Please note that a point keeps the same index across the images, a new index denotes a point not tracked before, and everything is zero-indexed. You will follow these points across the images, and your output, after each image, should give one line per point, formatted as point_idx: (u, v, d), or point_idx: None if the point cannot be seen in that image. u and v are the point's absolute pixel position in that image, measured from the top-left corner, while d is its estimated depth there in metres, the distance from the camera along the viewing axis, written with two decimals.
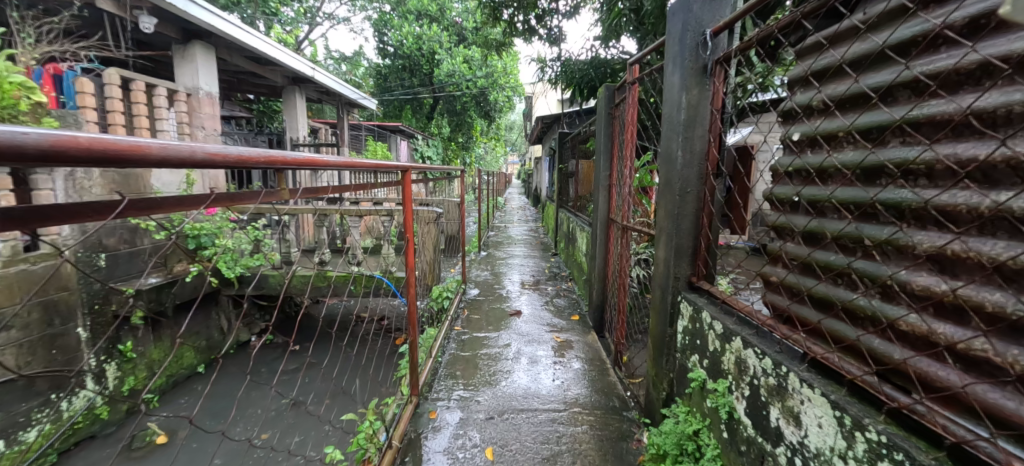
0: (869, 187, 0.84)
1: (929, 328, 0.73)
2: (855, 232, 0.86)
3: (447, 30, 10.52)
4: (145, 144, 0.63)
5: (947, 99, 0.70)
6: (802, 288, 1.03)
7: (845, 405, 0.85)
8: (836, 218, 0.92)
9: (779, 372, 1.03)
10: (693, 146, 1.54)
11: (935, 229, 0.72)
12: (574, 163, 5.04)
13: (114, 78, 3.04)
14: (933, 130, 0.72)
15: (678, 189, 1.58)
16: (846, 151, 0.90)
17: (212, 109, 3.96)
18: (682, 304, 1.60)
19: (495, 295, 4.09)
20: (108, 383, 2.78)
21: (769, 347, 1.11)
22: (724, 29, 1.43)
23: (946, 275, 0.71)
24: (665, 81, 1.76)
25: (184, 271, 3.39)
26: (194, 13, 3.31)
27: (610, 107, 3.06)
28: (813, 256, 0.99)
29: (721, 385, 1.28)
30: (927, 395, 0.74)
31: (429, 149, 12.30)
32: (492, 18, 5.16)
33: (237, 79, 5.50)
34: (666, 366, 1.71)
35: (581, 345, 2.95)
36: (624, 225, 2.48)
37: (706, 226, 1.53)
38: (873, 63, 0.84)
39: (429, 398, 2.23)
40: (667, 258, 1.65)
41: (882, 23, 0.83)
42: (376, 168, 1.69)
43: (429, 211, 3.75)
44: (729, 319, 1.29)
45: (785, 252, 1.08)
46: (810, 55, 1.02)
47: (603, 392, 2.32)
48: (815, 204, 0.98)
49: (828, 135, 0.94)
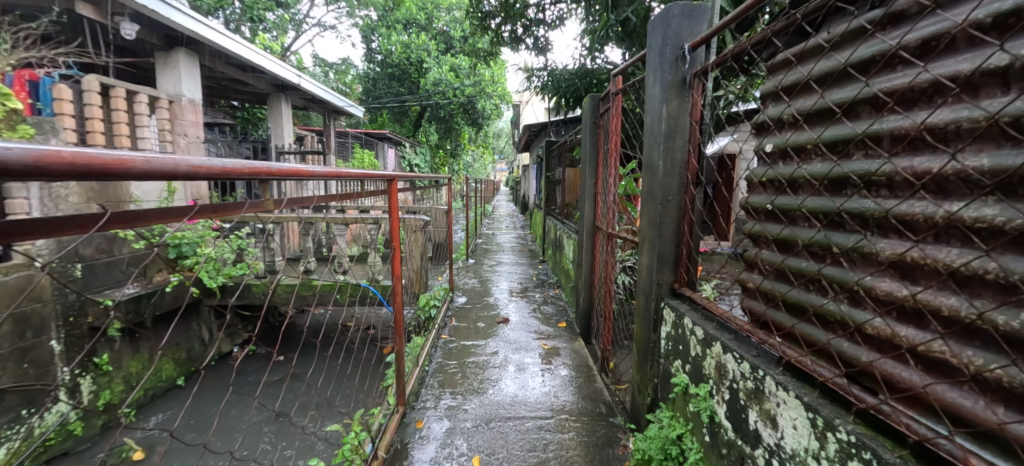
0: (835, 197, 0.88)
1: (893, 331, 0.77)
2: (825, 240, 0.91)
3: (435, 39, 10.65)
4: (129, 158, 0.63)
5: (904, 115, 0.74)
6: (777, 293, 1.06)
7: (817, 407, 0.88)
8: (807, 226, 0.97)
9: (756, 375, 1.06)
10: (673, 155, 1.59)
11: (896, 236, 0.76)
12: (561, 170, 5.14)
13: (93, 84, 2.99)
14: (892, 144, 0.76)
15: (659, 197, 1.62)
16: (814, 162, 0.94)
17: (195, 116, 3.93)
18: (665, 310, 1.64)
19: (483, 303, 4.11)
20: (82, 397, 2.71)
21: (747, 351, 1.14)
22: (701, 44, 1.47)
23: (907, 281, 0.75)
24: (646, 92, 1.81)
25: (163, 280, 3.36)
26: (177, 20, 3.29)
27: (594, 116, 3.10)
28: (786, 263, 1.03)
29: (702, 389, 1.31)
30: (892, 396, 0.77)
31: (418, 156, 12.14)
32: (479, 28, 5.24)
33: (222, 86, 5.46)
34: (650, 371, 1.74)
35: (568, 352, 2.97)
36: (610, 232, 2.54)
37: (687, 233, 1.57)
38: (837, 79, 0.88)
39: (416, 407, 2.22)
40: (650, 265, 1.70)
41: (844, 42, 0.87)
42: (363, 177, 1.67)
43: (417, 219, 3.76)
44: (709, 324, 1.33)
45: (761, 259, 1.12)
46: (779, 70, 1.06)
47: (590, 398, 2.34)
48: (787, 212, 1.02)
49: (797, 147, 0.98)
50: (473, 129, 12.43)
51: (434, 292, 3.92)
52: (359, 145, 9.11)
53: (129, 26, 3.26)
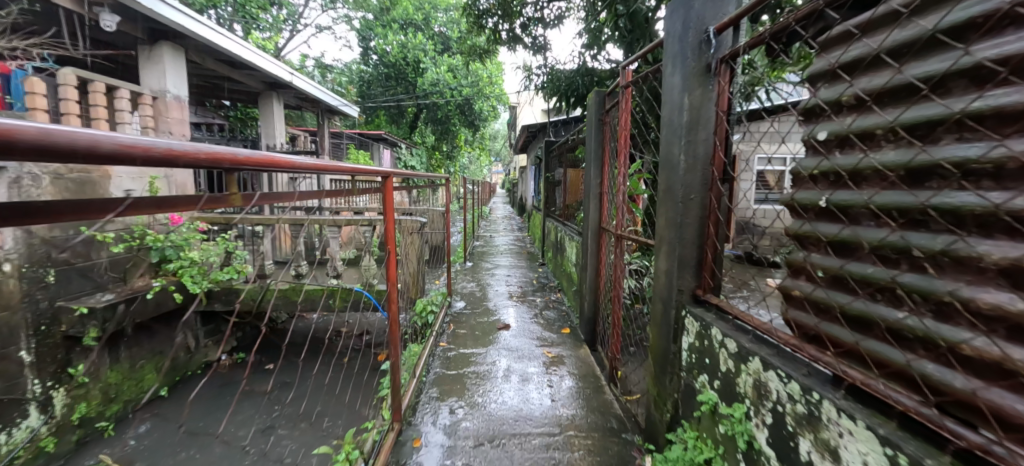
0: (916, 190, 0.74)
1: (1003, 354, 0.63)
2: (901, 242, 0.76)
3: (431, 40, 10.55)
4: (8, 127, 0.49)
5: (1020, 87, 0.60)
6: (833, 304, 0.92)
7: (898, 442, 0.74)
8: (874, 225, 0.82)
9: (810, 398, 0.92)
10: (696, 150, 1.45)
11: (1005, 237, 0.63)
12: (561, 171, 5.02)
13: (70, 78, 2.89)
14: (1001, 124, 0.63)
15: (681, 195, 1.49)
16: (885, 151, 0.79)
17: (181, 113, 3.80)
18: (687, 319, 1.50)
19: (482, 308, 3.95)
20: (55, 411, 2.64)
21: (795, 370, 1.00)
22: (729, 26, 1.33)
23: (1022, 292, 0.61)
24: (664, 82, 1.66)
25: (145, 286, 3.20)
26: (160, 11, 3.13)
27: (600, 113, 2.94)
28: (846, 268, 0.88)
29: (738, 410, 1.17)
30: (1003, 434, 0.63)
31: (413, 157, 11.63)
32: (476, 27, 5.14)
33: (211, 84, 5.32)
34: (670, 385, 1.60)
35: (573, 360, 2.81)
36: (618, 234, 2.41)
37: (712, 234, 1.44)
38: (918, 51, 0.74)
39: (412, 424, 2.07)
40: (669, 270, 1.57)
41: (929, 6, 0.73)
42: (356, 171, 1.51)
43: (413, 221, 3.63)
44: (744, 337, 1.19)
45: (810, 264, 0.98)
46: (836, 46, 0.91)
47: (599, 412, 2.19)
48: (847, 211, 0.88)
49: (863, 133, 0.83)
50: (469, 132, 12.32)
51: (431, 297, 3.79)
52: (353, 146, 8.98)
53: (110, 17, 3.11)
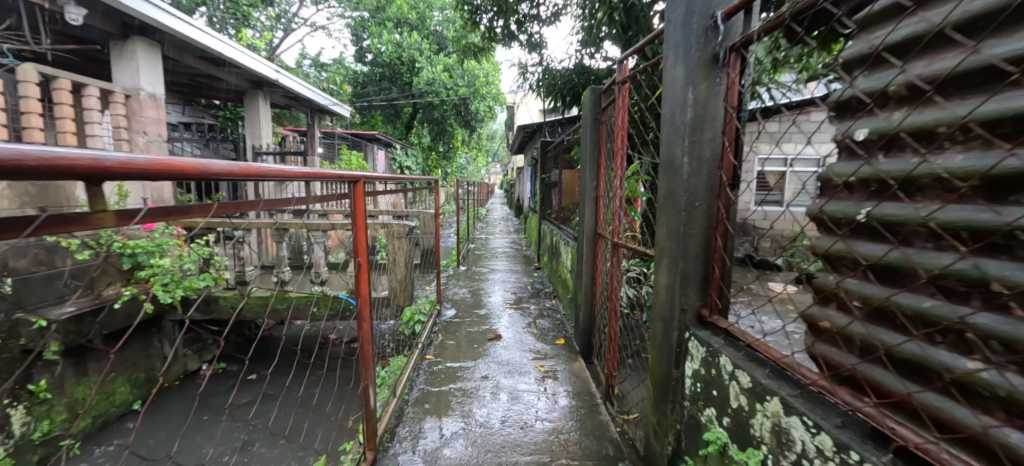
0: (997, 206, 0.57)
1: None
2: (973, 272, 0.59)
3: (427, 39, 10.36)
4: None
5: None
6: (877, 343, 0.74)
7: None
8: (932, 248, 0.65)
9: (846, 457, 0.76)
10: (701, 151, 1.28)
11: None
12: (557, 172, 4.85)
13: (30, 74, 2.70)
14: None
15: (683, 203, 1.32)
16: (951, 154, 0.62)
17: (157, 112, 3.62)
18: (691, 343, 1.33)
19: (473, 316, 3.77)
20: (12, 431, 2.45)
21: (825, 418, 0.83)
22: (740, 9, 1.16)
23: None
24: (665, 75, 1.49)
25: (115, 294, 3.01)
26: (130, 4, 2.94)
27: (596, 111, 2.76)
28: (894, 300, 0.71)
29: (753, 457, 1.00)
30: None
31: (408, 158, 11.40)
32: (470, 23, 4.96)
33: (195, 82, 5.13)
34: (671, 415, 1.43)
35: (566, 375, 2.64)
36: (615, 242, 2.24)
37: (720, 248, 1.26)
38: (1001, 24, 0.57)
39: (390, 450, 1.89)
40: (671, 286, 1.40)
41: None
42: (312, 176, 1.29)
43: (402, 225, 3.45)
44: (760, 371, 1.02)
45: (845, 291, 0.80)
46: (880, 24, 0.74)
47: (594, 436, 2.01)
48: (895, 228, 0.71)
49: (919, 131, 0.66)
50: (466, 132, 12.14)
51: (420, 305, 3.61)
52: (346, 146, 8.80)
53: (76, 10, 2.92)
